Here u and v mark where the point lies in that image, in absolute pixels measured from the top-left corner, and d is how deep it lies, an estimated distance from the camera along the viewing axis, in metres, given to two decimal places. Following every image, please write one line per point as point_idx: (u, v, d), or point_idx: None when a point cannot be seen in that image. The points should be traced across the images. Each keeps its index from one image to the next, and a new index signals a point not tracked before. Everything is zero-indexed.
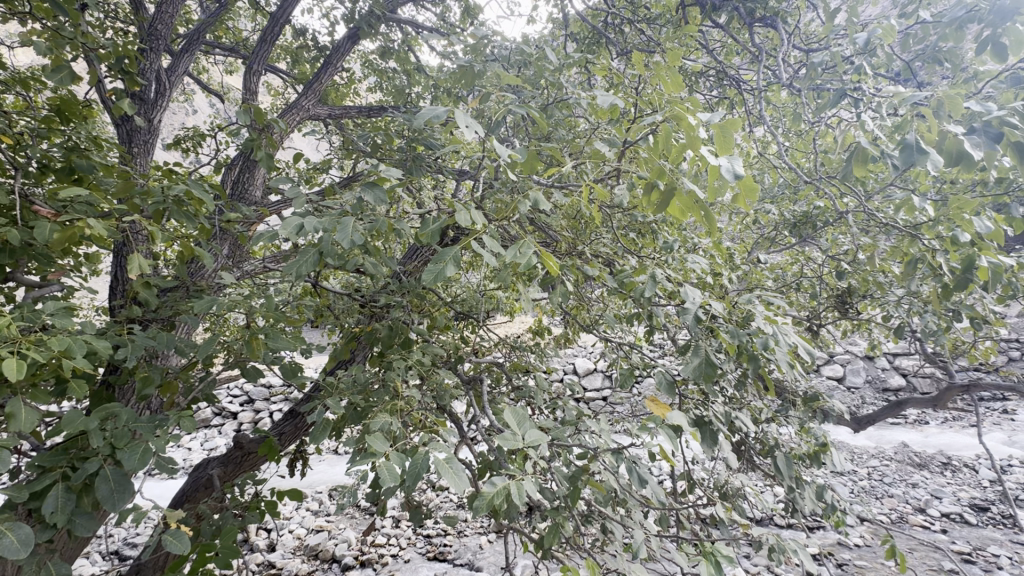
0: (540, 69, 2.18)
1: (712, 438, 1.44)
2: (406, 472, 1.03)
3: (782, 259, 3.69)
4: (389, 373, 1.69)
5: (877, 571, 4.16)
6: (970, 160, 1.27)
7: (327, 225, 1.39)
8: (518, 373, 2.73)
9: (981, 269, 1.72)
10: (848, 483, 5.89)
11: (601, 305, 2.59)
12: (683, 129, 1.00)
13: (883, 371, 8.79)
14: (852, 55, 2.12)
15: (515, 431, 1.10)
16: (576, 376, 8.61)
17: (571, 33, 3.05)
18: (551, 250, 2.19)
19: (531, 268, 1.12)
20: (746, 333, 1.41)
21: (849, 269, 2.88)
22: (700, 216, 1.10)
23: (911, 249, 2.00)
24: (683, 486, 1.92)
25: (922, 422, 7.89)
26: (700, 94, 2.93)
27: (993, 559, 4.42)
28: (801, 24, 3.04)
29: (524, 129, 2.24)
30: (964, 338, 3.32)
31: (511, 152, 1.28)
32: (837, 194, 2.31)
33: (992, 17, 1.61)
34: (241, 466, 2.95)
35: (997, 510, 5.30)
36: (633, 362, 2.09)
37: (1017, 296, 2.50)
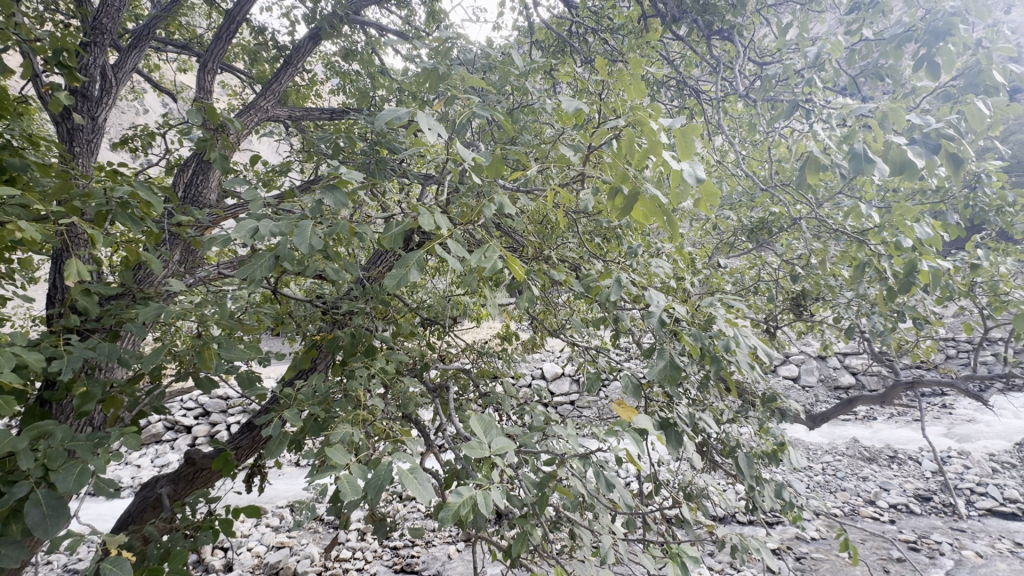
0: (505, 74, 2.18)
1: (677, 439, 1.46)
2: (369, 484, 0.98)
3: (741, 264, 3.83)
4: (351, 382, 1.63)
5: (831, 563, 4.35)
6: (913, 170, 1.33)
7: (283, 228, 1.33)
8: (486, 379, 2.71)
9: (922, 273, 1.81)
10: (804, 479, 6.13)
11: (567, 310, 2.60)
12: (645, 134, 1.01)
13: (834, 370, 9.22)
14: (803, 69, 2.21)
15: (481, 438, 1.08)
16: (544, 381, 8.66)
17: (535, 41, 3.08)
18: (517, 255, 2.18)
19: (496, 272, 1.11)
20: (707, 335, 1.44)
21: (803, 273, 3.01)
22: (662, 221, 1.09)
23: (860, 253, 2.10)
24: (649, 488, 1.94)
25: (871, 418, 8.31)
26: (662, 104, 3.01)
27: (936, 546, 4.68)
28: (756, 38, 3.17)
29: (490, 134, 2.23)
30: (908, 338, 3.51)
31: (476, 156, 1.27)
32: (791, 201, 2.40)
33: (926, 37, 1.73)
34: (192, 483, 2.80)
35: (938, 499, 5.63)
36: (599, 367, 2.10)
37: (953, 298, 2.67)
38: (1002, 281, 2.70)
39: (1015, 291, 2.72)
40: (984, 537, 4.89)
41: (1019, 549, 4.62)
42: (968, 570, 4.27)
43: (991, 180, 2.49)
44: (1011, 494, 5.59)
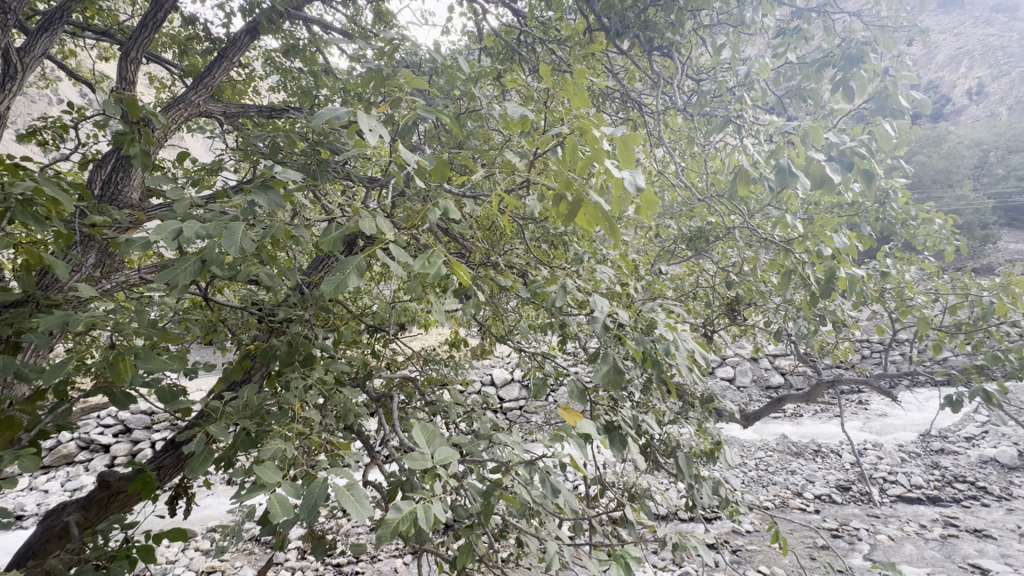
0: (451, 78, 2.16)
1: (620, 442, 1.49)
2: (301, 504, 0.93)
3: (681, 271, 4.00)
4: (286, 394, 1.54)
5: (764, 554, 4.60)
6: (831, 184, 1.43)
7: (210, 231, 1.23)
8: (432, 387, 2.65)
9: (841, 280, 1.96)
10: (739, 475, 6.47)
11: (515, 316, 2.60)
12: (587, 141, 1.01)
13: (765, 370, 9.81)
14: (735, 87, 2.35)
15: (423, 450, 1.05)
16: (493, 388, 8.65)
17: (485, 48, 3.08)
18: (464, 260, 2.16)
19: (440, 278, 1.09)
20: (649, 340, 1.48)
21: (736, 280, 3.18)
22: (605, 229, 1.10)
23: (787, 261, 2.24)
24: (594, 490, 1.97)
25: (798, 415, 8.90)
26: (607, 115, 3.10)
27: (854, 532, 5.08)
28: (694, 56, 3.32)
29: (437, 138, 2.19)
30: (829, 340, 3.79)
31: (419, 159, 1.24)
32: (725, 212, 2.52)
33: (843, 63, 1.88)
34: (107, 508, 2.55)
35: (856, 488, 6.11)
36: (546, 372, 2.11)
37: (867, 303, 2.91)
38: (907, 288, 2.97)
39: (918, 297, 3.01)
40: (895, 521, 5.35)
41: (923, 531, 5.09)
42: (882, 552, 4.65)
43: (897, 196, 2.74)
44: (916, 481, 6.16)
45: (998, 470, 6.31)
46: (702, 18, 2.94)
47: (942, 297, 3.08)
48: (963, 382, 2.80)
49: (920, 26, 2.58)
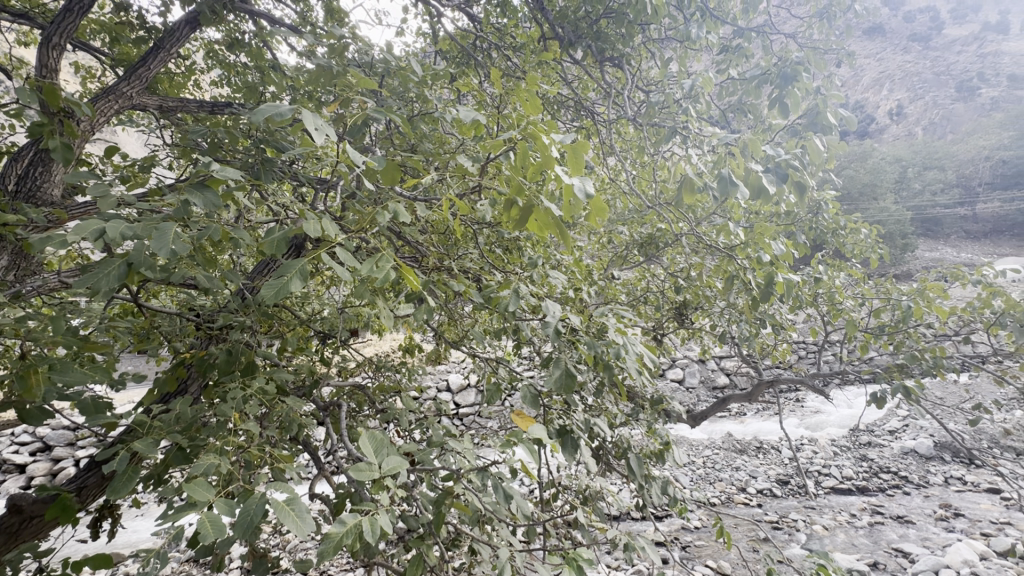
0: (404, 80, 2.12)
1: (572, 445, 1.51)
2: (236, 522, 0.88)
3: (633, 277, 4.11)
4: (223, 405, 1.46)
5: (711, 549, 4.79)
6: (767, 194, 1.51)
7: (139, 231, 1.15)
8: (384, 394, 2.58)
9: (778, 285, 2.07)
10: (688, 474, 6.70)
11: (470, 320, 2.57)
12: (537, 147, 1.01)
13: (712, 371, 10.23)
14: (682, 100, 2.44)
15: (370, 460, 1.01)
16: (449, 394, 8.56)
17: (440, 51, 3.06)
18: (417, 265, 2.12)
19: (389, 283, 1.07)
20: (600, 343, 1.50)
21: (684, 285, 3.29)
22: (556, 234, 1.10)
23: (730, 266, 2.34)
24: (548, 494, 1.97)
25: (742, 413, 9.33)
26: (561, 123, 3.15)
27: (793, 524, 5.36)
28: (645, 68, 3.43)
29: (389, 139, 2.15)
30: (769, 341, 4.00)
31: (368, 160, 1.20)
32: (673, 220, 2.61)
33: (779, 81, 1.99)
34: (18, 536, 2.31)
35: (794, 482, 6.47)
36: (500, 377, 2.10)
37: (802, 307, 3.09)
38: (836, 293, 3.19)
39: (845, 301, 3.23)
40: (828, 512, 5.70)
41: (854, 519, 5.44)
42: (817, 541, 4.94)
43: (828, 207, 2.94)
44: (847, 473, 6.59)
45: (917, 460, 6.84)
46: (650, 32, 3.04)
47: (867, 301, 3.32)
48: (886, 379, 3.02)
49: (848, 49, 2.77)
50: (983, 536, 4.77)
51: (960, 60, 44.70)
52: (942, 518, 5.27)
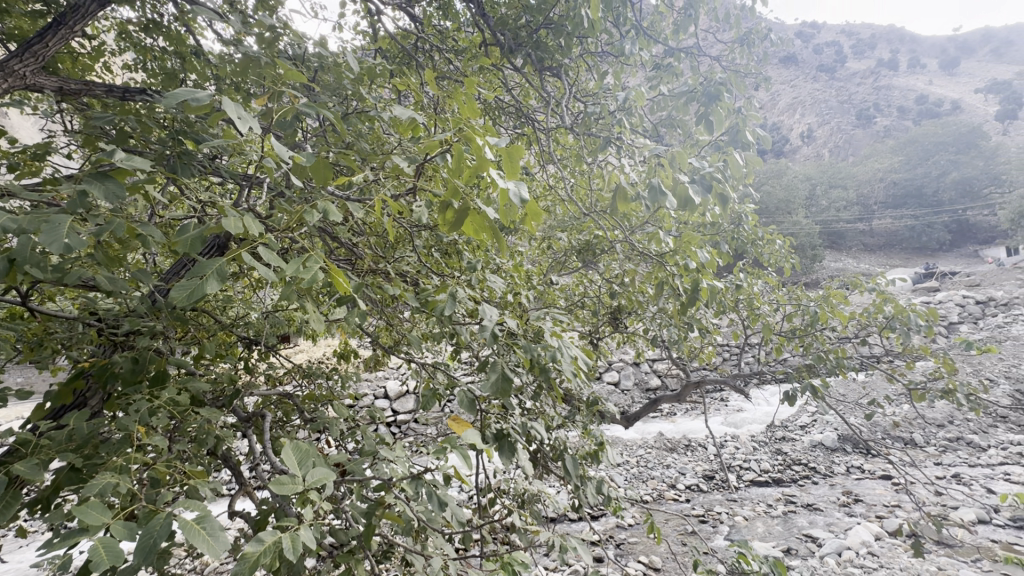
0: (339, 76, 2.04)
1: (509, 449, 1.51)
2: (135, 546, 0.80)
3: (571, 282, 4.20)
4: (126, 418, 1.32)
5: (643, 545, 4.97)
6: (692, 204, 1.59)
7: (24, 225, 1.02)
8: (314, 403, 2.46)
9: (703, 290, 2.19)
10: (622, 474, 6.92)
11: (408, 325, 2.52)
12: (472, 149, 1.01)
13: (645, 374, 10.67)
14: (616, 112, 2.54)
15: (294, 472, 0.96)
16: (387, 401, 8.32)
17: (380, 49, 2.99)
18: (351, 267, 2.05)
19: (318, 284, 1.02)
20: (537, 347, 1.52)
21: (619, 290, 3.41)
22: (491, 238, 1.10)
23: (661, 273, 2.45)
24: (485, 499, 1.97)
25: (672, 414, 9.80)
26: (502, 129, 3.17)
27: (718, 516, 5.69)
28: (583, 79, 3.52)
29: (323, 137, 2.06)
30: (697, 345, 4.22)
31: (295, 154, 1.14)
32: (609, 227, 2.70)
33: (704, 99, 2.13)
34: None
35: (718, 476, 6.87)
36: (436, 382, 2.07)
37: (725, 312, 3.29)
38: (754, 299, 3.44)
39: (762, 306, 3.49)
40: (749, 503, 6.09)
41: (770, 509, 5.86)
42: (738, 532, 5.26)
43: (747, 219, 3.18)
44: (764, 467, 7.10)
45: (823, 452, 7.48)
46: (588, 46, 3.14)
47: (781, 306, 3.61)
48: (797, 378, 3.29)
49: (764, 75, 3.01)
50: (878, 518, 5.29)
51: (859, 91, 49.97)
52: (844, 504, 5.79)
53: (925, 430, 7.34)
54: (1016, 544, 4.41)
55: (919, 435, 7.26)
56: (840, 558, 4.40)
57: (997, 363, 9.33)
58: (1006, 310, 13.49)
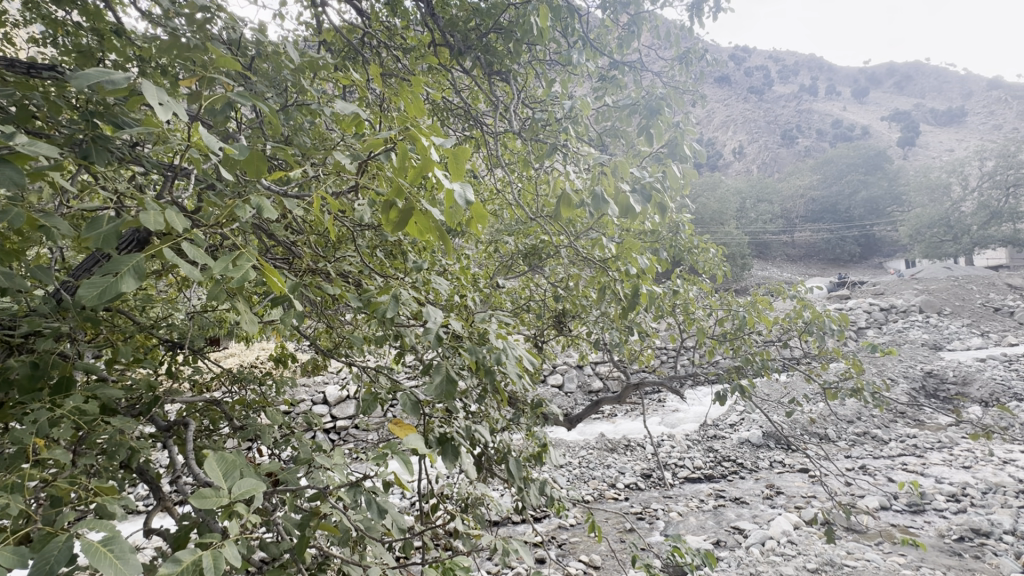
0: (278, 65, 1.94)
1: (453, 453, 1.50)
2: (28, 570, 0.72)
3: (517, 286, 4.23)
4: (19, 432, 1.18)
5: (583, 544, 5.07)
6: (632, 213, 1.65)
7: None
8: (244, 410, 2.32)
9: (642, 296, 2.26)
10: (565, 475, 7.04)
11: (348, 327, 2.43)
12: (417, 148, 0.99)
13: (588, 376, 10.92)
14: (563, 119, 2.59)
15: (218, 485, 0.90)
16: (325, 407, 7.99)
17: (323, 41, 2.87)
18: (288, 267, 1.95)
19: (249, 283, 0.96)
20: (482, 349, 1.51)
21: (563, 294, 3.48)
22: (436, 240, 1.08)
23: (604, 278, 2.52)
24: (428, 505, 1.94)
25: (613, 415, 10.10)
26: (451, 131, 3.14)
27: (654, 513, 5.92)
28: (531, 85, 3.56)
29: (259, 129, 1.94)
30: (637, 347, 4.37)
31: (226, 146, 1.07)
32: (554, 232, 2.74)
33: (646, 112, 2.21)
34: None
35: (655, 474, 7.14)
36: (378, 386, 2.02)
37: (663, 316, 3.44)
38: (690, 304, 3.61)
39: (696, 311, 3.67)
40: (683, 499, 6.37)
41: (702, 504, 6.16)
42: (673, 527, 5.50)
43: (684, 228, 3.34)
44: (697, 464, 7.47)
45: (750, 448, 7.96)
46: (537, 53, 3.18)
47: (713, 311, 3.82)
48: (727, 379, 3.49)
49: (700, 92, 3.18)
50: (796, 508, 5.71)
51: (784, 113, 54.01)
52: (767, 496, 6.19)
53: (837, 425, 8.01)
54: (911, 527, 4.91)
55: (832, 430, 7.92)
56: (763, 547, 4.70)
57: (896, 364, 10.37)
58: (904, 316, 15.05)
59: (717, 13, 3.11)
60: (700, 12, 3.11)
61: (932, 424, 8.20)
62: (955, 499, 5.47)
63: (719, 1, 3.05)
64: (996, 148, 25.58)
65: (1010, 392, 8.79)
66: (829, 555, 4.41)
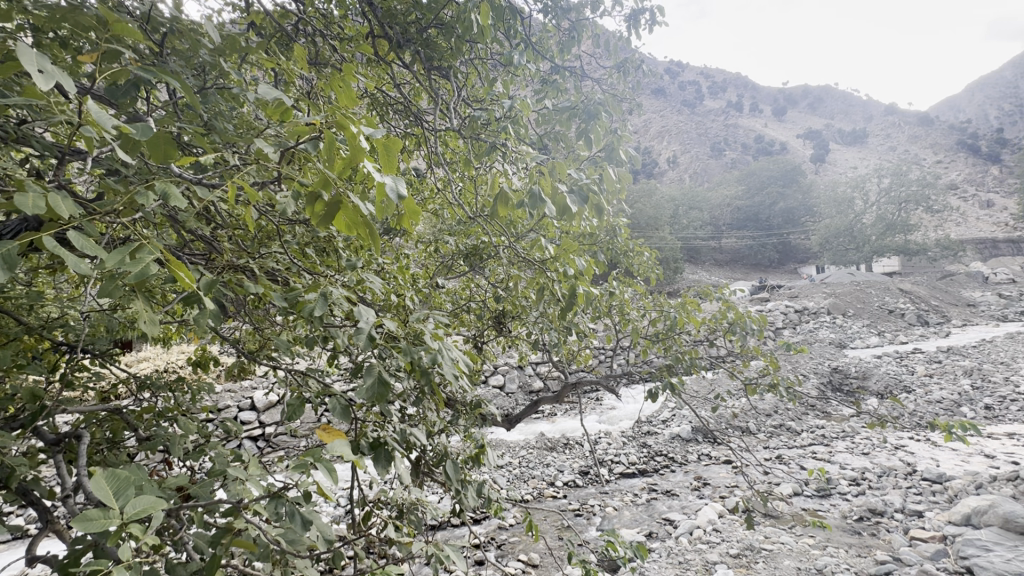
0: (195, 44, 1.79)
1: (385, 458, 1.44)
2: None
3: (457, 286, 4.18)
4: None
5: (523, 543, 5.10)
6: (569, 213, 1.67)
7: None
8: (153, 419, 2.12)
9: (579, 296, 2.30)
10: (504, 475, 7.06)
11: (275, 329, 2.29)
12: (345, 138, 0.94)
13: (529, 376, 11.05)
14: (503, 120, 2.58)
15: (108, 506, 0.82)
16: (252, 413, 7.54)
17: (250, 23, 2.69)
18: (205, 263, 1.80)
19: (151, 278, 0.88)
20: (417, 350, 1.46)
21: (503, 295, 3.47)
22: (365, 235, 1.03)
23: (543, 278, 2.53)
24: (358, 513, 1.85)
25: (553, 414, 10.27)
26: (390, 127, 3.05)
27: (591, 509, 6.08)
28: (473, 84, 3.53)
29: (171, 112, 1.77)
30: (575, 348, 4.45)
31: (126, 125, 0.97)
32: (494, 232, 2.72)
33: (584, 116, 2.25)
34: None
35: (593, 471, 7.33)
36: (306, 391, 1.91)
37: (600, 316, 3.52)
38: (625, 305, 3.73)
39: (631, 312, 3.80)
40: (618, 494, 6.58)
41: (636, 498, 6.40)
42: (609, 521, 5.67)
43: (620, 231, 3.44)
44: (632, 459, 7.76)
45: (680, 443, 8.37)
46: (479, 52, 3.15)
47: (647, 312, 3.96)
48: (659, 377, 3.64)
49: (636, 101, 3.29)
50: (721, 497, 6.07)
51: (713, 127, 57.51)
52: (695, 488, 6.54)
53: (757, 419, 8.62)
54: (819, 510, 5.36)
55: (752, 423, 8.51)
56: (691, 537, 4.96)
57: (808, 361, 11.32)
58: (814, 317, 16.46)
59: (653, 26, 3.24)
60: (637, 24, 3.23)
61: (837, 415, 9.02)
62: (855, 483, 6.05)
63: (654, 14, 3.18)
64: (891, 167, 28.65)
65: (901, 385, 9.85)
66: (749, 540, 4.72)
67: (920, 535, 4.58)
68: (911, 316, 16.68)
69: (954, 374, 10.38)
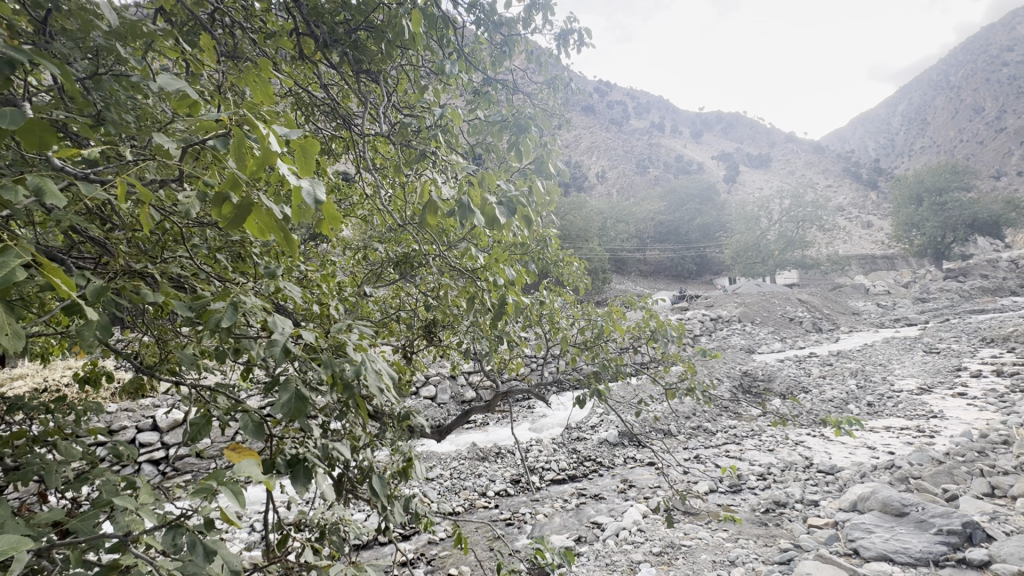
0: (87, 25, 1.61)
1: (304, 476, 1.36)
2: None
3: (386, 294, 4.06)
4: None
5: (453, 556, 5.00)
6: (498, 224, 1.68)
7: None
8: (22, 447, 1.84)
9: (509, 305, 2.30)
10: (435, 488, 6.91)
11: (179, 340, 2.08)
12: (256, 137, 0.88)
13: (461, 386, 10.93)
14: (434, 128, 2.55)
15: None
16: (154, 434, 6.81)
17: (158, 8, 2.47)
18: (95, 268, 1.61)
19: (16, 284, 0.77)
20: (339, 362, 1.40)
21: (434, 304, 3.41)
22: (278, 238, 0.98)
23: (473, 287, 2.52)
24: (273, 538, 1.72)
25: (485, 424, 10.21)
26: (315, 129, 2.92)
27: (522, 517, 6.11)
28: (404, 88, 3.46)
29: (55, 98, 1.58)
30: (507, 356, 4.46)
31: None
32: (423, 240, 2.66)
33: (514, 129, 2.28)
34: None
35: (524, 479, 7.38)
36: (214, 408, 1.75)
37: (531, 325, 3.56)
38: (554, 314, 3.80)
39: (561, 320, 3.87)
40: (549, 501, 6.67)
41: (566, 503, 6.51)
42: (539, 528, 5.72)
43: (550, 241, 3.50)
44: (562, 465, 7.91)
45: (608, 447, 8.65)
46: (410, 58, 3.11)
47: (576, 320, 4.07)
48: (587, 384, 3.73)
49: (564, 116, 3.39)
50: (644, 498, 6.34)
51: (638, 145, 60.78)
52: (621, 490, 6.78)
53: (677, 421, 9.12)
54: (732, 505, 5.75)
55: (673, 426, 8.99)
56: (618, 538, 5.12)
57: (722, 365, 12.17)
58: (727, 325, 17.76)
59: (581, 47, 3.39)
60: (566, 43, 3.35)
61: (747, 416, 9.75)
62: (762, 477, 6.56)
63: (582, 35, 3.32)
64: (790, 189, 31.77)
65: (800, 386, 10.86)
66: (670, 538, 4.95)
67: (816, 522, 5.04)
68: (808, 324, 18.49)
69: (843, 375, 11.61)
